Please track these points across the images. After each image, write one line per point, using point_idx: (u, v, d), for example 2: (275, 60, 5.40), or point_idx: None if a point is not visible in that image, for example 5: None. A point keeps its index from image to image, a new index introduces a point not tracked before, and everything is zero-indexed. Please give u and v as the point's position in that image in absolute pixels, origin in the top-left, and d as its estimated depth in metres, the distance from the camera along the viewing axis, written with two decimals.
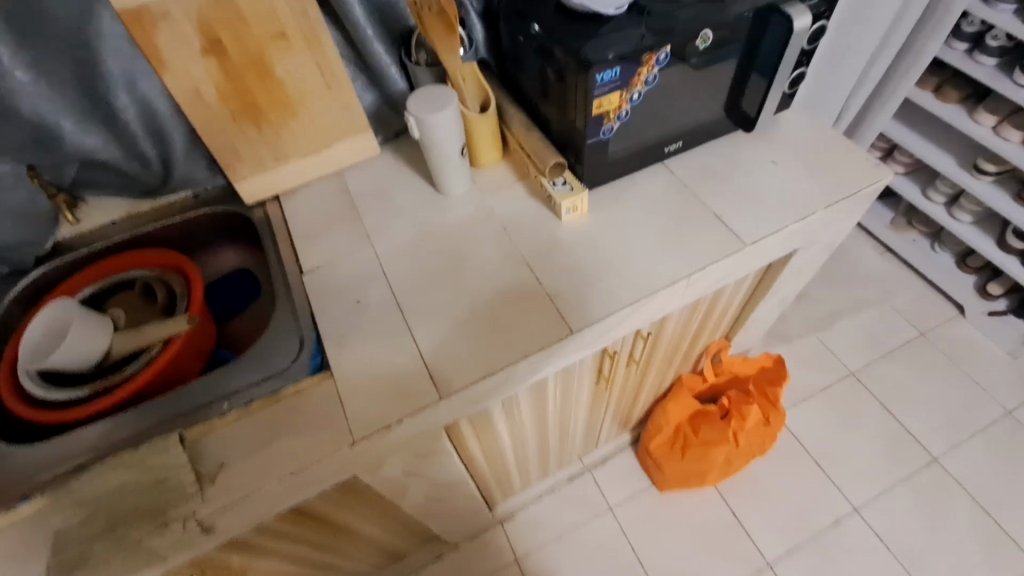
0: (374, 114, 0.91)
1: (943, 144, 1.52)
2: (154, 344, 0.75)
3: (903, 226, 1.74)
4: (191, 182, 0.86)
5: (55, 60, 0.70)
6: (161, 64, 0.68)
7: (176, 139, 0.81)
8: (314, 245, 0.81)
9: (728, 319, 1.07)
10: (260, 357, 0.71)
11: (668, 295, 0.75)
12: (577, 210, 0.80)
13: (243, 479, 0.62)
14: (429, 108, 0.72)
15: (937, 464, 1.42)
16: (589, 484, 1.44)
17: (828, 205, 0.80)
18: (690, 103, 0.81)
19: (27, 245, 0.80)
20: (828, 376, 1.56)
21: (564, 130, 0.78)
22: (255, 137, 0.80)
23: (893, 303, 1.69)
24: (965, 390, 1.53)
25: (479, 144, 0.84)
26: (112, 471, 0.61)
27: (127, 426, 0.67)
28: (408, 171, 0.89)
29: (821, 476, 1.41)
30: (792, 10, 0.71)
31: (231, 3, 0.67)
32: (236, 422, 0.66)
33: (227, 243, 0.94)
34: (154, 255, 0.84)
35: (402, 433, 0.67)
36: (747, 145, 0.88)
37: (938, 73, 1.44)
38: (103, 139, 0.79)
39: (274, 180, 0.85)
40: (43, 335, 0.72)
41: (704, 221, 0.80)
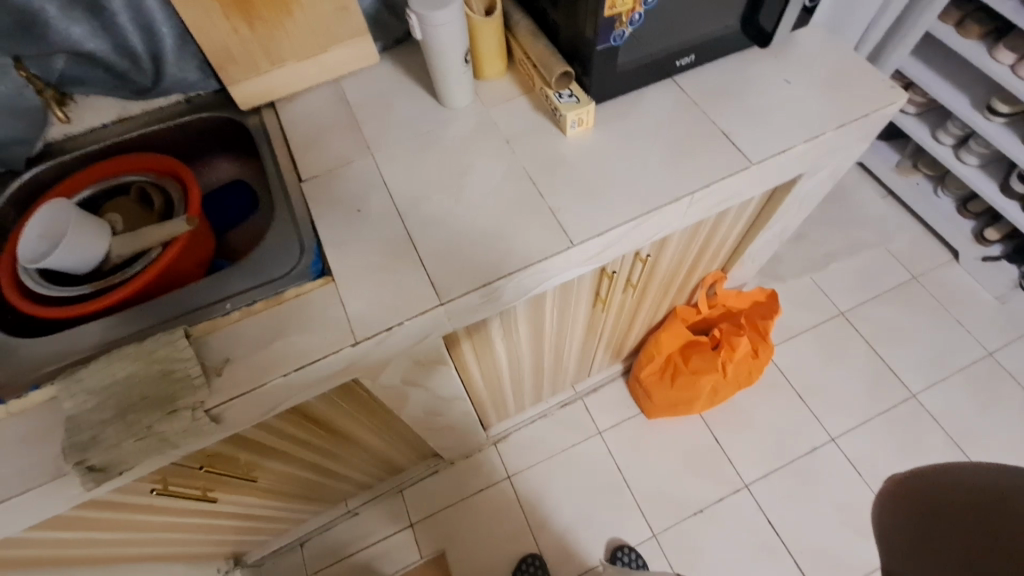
0: (373, 18, 0.87)
1: (958, 82, 1.47)
2: (155, 246, 0.75)
3: (908, 169, 1.72)
4: (184, 85, 0.83)
5: None
6: None
7: (166, 34, 0.77)
8: (312, 153, 0.79)
9: (727, 248, 1.08)
10: (257, 263, 0.71)
11: (669, 213, 0.75)
12: (583, 123, 0.78)
13: (247, 373, 0.64)
14: (432, 6, 0.68)
15: (914, 400, 1.48)
16: (580, 409, 1.50)
17: (837, 127, 0.79)
18: (704, 14, 0.77)
19: (18, 143, 0.78)
20: (818, 316, 1.59)
21: (573, 38, 0.75)
22: (248, 36, 0.76)
23: (889, 246, 1.69)
24: (949, 331, 1.57)
25: (483, 53, 0.80)
26: (117, 363, 0.61)
27: (132, 324, 0.67)
28: (409, 81, 0.86)
29: (803, 408, 1.47)
30: None
31: None
32: (241, 321, 0.67)
33: (222, 153, 0.92)
34: (150, 159, 0.82)
35: (403, 337, 0.68)
36: (761, 64, 0.85)
37: (962, 5, 1.37)
38: (91, 32, 0.74)
39: (270, 86, 0.82)
40: (41, 236, 0.71)
41: (711, 140, 0.78)
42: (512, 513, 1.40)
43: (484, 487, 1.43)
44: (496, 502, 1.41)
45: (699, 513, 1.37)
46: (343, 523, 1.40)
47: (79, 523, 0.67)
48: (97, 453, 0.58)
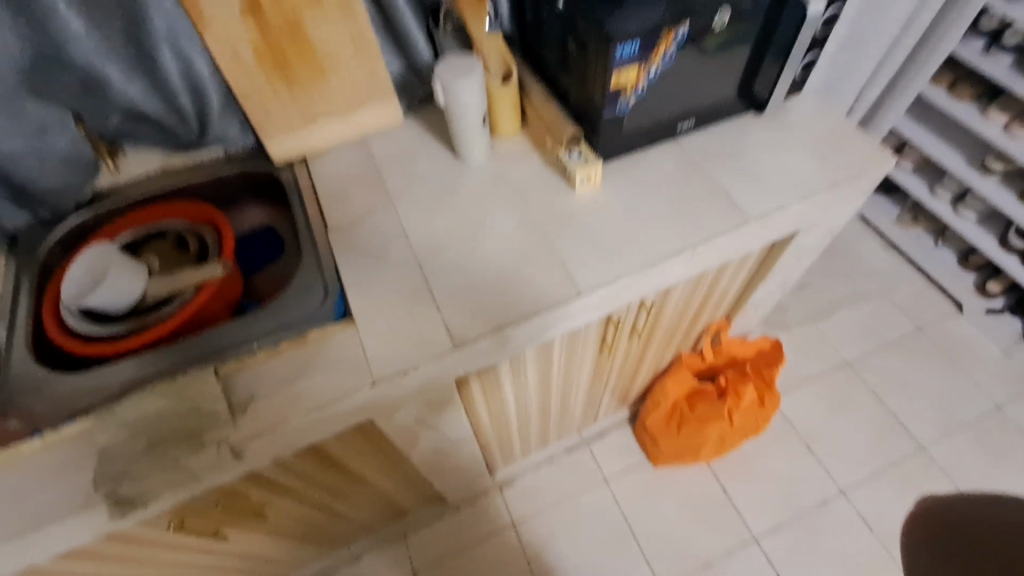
0: (400, 81, 0.94)
1: (951, 142, 1.54)
2: (189, 288, 0.80)
3: (907, 223, 1.77)
4: (224, 140, 0.90)
5: (105, 14, 0.72)
6: (202, 23, 0.72)
7: (213, 96, 0.84)
8: (338, 203, 0.85)
9: (730, 297, 1.12)
10: (284, 305, 0.75)
11: (673, 265, 0.79)
12: (591, 181, 0.83)
13: (270, 411, 0.67)
14: (456, 76, 0.76)
15: (925, 452, 1.47)
16: (586, 455, 1.50)
17: (831, 188, 0.84)
18: (704, 83, 0.84)
19: (69, 191, 0.84)
20: (825, 365, 1.60)
21: (583, 104, 0.82)
22: (286, 97, 0.84)
23: (893, 297, 1.72)
24: (957, 383, 1.57)
25: (500, 115, 0.87)
26: (149, 398, 0.66)
27: (164, 361, 0.71)
28: (430, 138, 0.93)
29: (811, 458, 1.46)
30: None
31: None
32: (266, 361, 0.71)
33: (254, 200, 0.97)
34: (188, 205, 0.88)
35: (417, 379, 0.71)
36: (758, 128, 0.91)
37: (952, 70, 1.45)
38: (147, 93, 0.82)
39: (303, 142, 0.89)
40: (84, 275, 0.78)
41: (712, 197, 0.83)
42: (516, 562, 1.38)
43: (488, 534, 1.41)
44: (500, 549, 1.39)
45: (707, 567, 1.35)
46: (344, 568, 1.38)
47: (96, 557, 0.69)
48: (128, 482, 0.62)
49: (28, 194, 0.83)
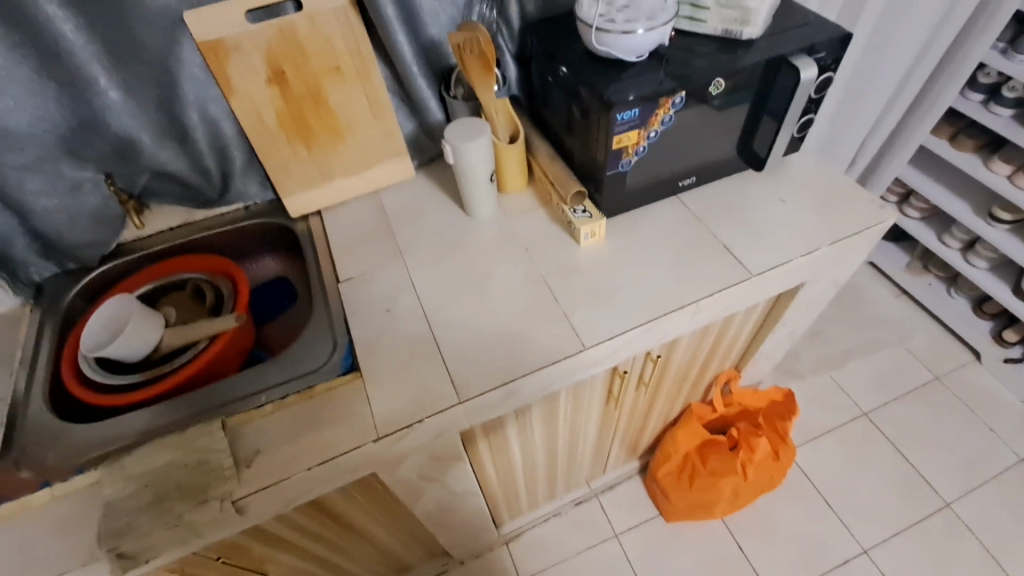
0: (412, 140, 0.98)
1: (956, 191, 1.55)
2: (202, 339, 0.82)
3: (918, 270, 1.76)
4: (245, 196, 0.94)
5: (142, 84, 0.78)
6: (231, 90, 0.78)
7: (236, 156, 0.89)
8: (350, 256, 0.88)
9: (739, 348, 1.11)
10: (293, 359, 0.77)
11: (677, 319, 0.80)
12: (595, 235, 0.86)
13: (274, 465, 0.67)
14: (464, 138, 0.80)
15: (950, 509, 1.41)
16: (596, 508, 1.46)
17: (833, 242, 0.85)
18: (704, 142, 0.87)
19: (95, 245, 0.88)
20: (840, 415, 1.56)
21: (586, 163, 0.85)
22: (305, 157, 0.88)
23: (908, 345, 1.69)
24: (980, 436, 1.52)
25: (507, 172, 0.91)
26: (158, 451, 0.67)
27: (174, 413, 0.73)
28: (440, 194, 0.96)
29: (830, 515, 1.41)
30: (799, 62, 0.76)
31: (296, 38, 0.77)
32: (273, 413, 0.72)
33: (270, 252, 1.01)
34: (206, 259, 0.91)
35: (421, 434, 0.72)
36: (759, 184, 0.93)
37: (952, 123, 1.48)
38: (175, 154, 0.87)
39: (318, 197, 0.93)
40: (103, 327, 0.80)
41: (715, 252, 0.85)
42: None
43: None
44: None
45: None
46: None
47: None
48: (131, 539, 0.61)
49: (57, 248, 0.87)
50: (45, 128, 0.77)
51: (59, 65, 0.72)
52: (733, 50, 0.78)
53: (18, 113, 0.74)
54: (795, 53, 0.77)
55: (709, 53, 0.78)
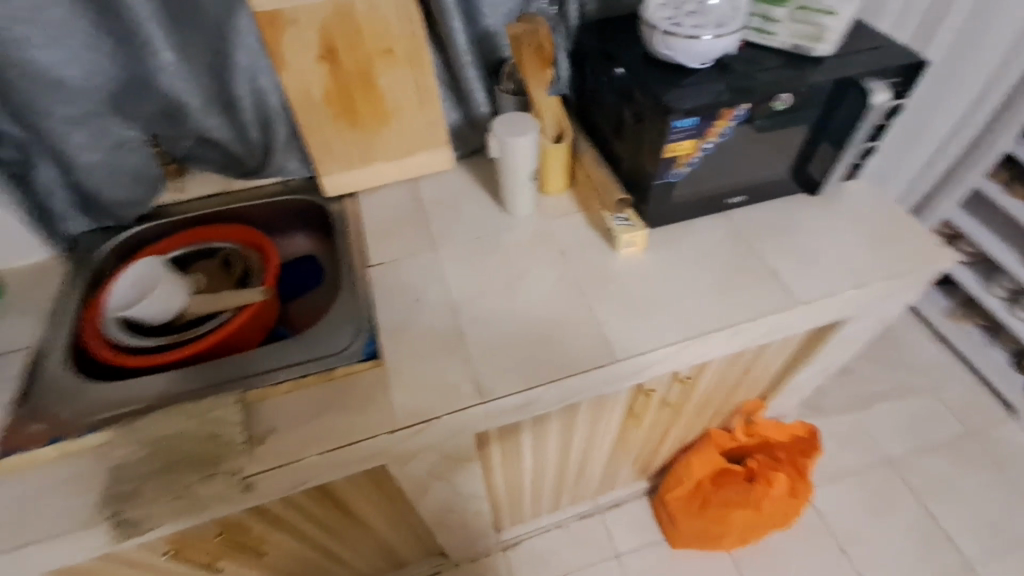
0: (456, 131, 0.97)
1: (1010, 239, 1.48)
2: (229, 309, 0.82)
3: (959, 317, 1.69)
4: (283, 171, 0.93)
5: (196, 48, 0.78)
6: (282, 64, 0.77)
7: (280, 130, 0.88)
8: (382, 242, 0.86)
9: (768, 377, 1.07)
10: (314, 339, 0.75)
11: (712, 341, 0.76)
12: (635, 245, 0.83)
13: (286, 447, 0.65)
14: (511, 133, 0.78)
15: (971, 570, 1.34)
16: (599, 525, 1.42)
17: (885, 279, 0.81)
18: (759, 160, 0.83)
19: (133, 205, 0.88)
20: (863, 459, 1.50)
21: (633, 170, 0.82)
22: (348, 138, 0.87)
23: (941, 394, 1.62)
24: (1011, 498, 1.44)
25: (549, 172, 0.88)
26: (170, 418, 0.66)
27: (191, 381, 0.72)
28: (478, 187, 0.94)
29: (844, 562, 1.35)
30: (871, 85, 0.72)
31: (352, 16, 0.76)
32: (290, 392, 0.70)
33: (303, 229, 0.99)
34: (238, 229, 0.91)
35: (439, 431, 0.69)
36: (810, 209, 0.89)
37: (1013, 167, 1.41)
38: (221, 123, 0.86)
39: (356, 180, 0.92)
40: (131, 287, 0.82)
41: (758, 276, 0.81)
42: None
43: None
44: None
45: None
46: None
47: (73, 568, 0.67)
48: (136, 505, 0.61)
49: (95, 204, 0.87)
50: (97, 82, 0.77)
51: (118, 21, 0.73)
52: (801, 66, 0.74)
53: (73, 65, 0.74)
54: (868, 76, 0.73)
55: (776, 67, 0.74)
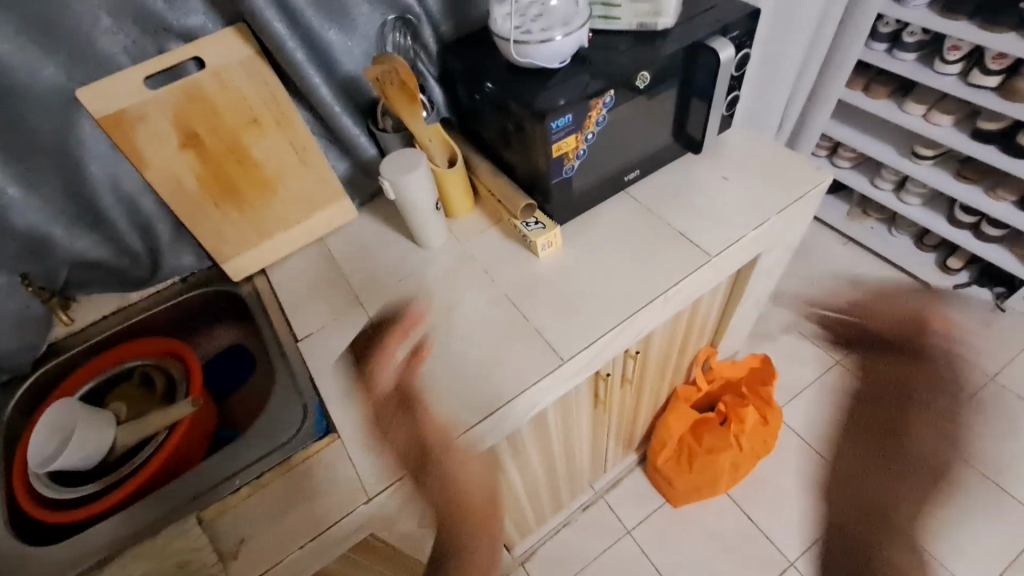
0: (349, 181, 0.95)
1: (880, 137, 1.63)
2: (162, 430, 0.77)
3: (859, 216, 1.84)
4: (180, 270, 0.88)
5: (45, 171, 0.72)
6: (142, 161, 0.73)
7: (163, 230, 0.84)
8: (305, 312, 0.84)
9: (711, 325, 1.13)
10: (260, 435, 0.73)
11: (648, 314, 0.79)
12: (552, 244, 0.84)
13: (263, 553, 0.63)
14: (401, 171, 0.77)
15: (933, 438, 1.47)
16: (603, 509, 1.44)
17: (781, 210, 0.87)
18: (641, 135, 0.87)
19: (26, 351, 0.81)
20: (817, 368, 1.61)
21: (530, 173, 0.83)
22: (237, 218, 0.83)
23: (865, 289, 1.76)
24: (946, 362, 1.59)
25: (451, 197, 0.88)
26: (133, 563, 0.63)
27: (141, 518, 0.67)
28: (387, 229, 0.93)
29: (828, 467, 1.44)
30: (716, 44, 0.77)
31: (204, 96, 0.72)
32: (250, 497, 0.67)
33: (218, 321, 0.94)
34: (151, 342, 0.84)
35: (416, 482, 0.69)
36: (700, 165, 0.94)
37: (864, 74, 1.55)
38: (96, 241, 0.81)
39: (260, 257, 0.88)
40: (46, 439, 0.73)
41: (672, 239, 0.85)
42: None
43: None
44: None
45: None
46: None
47: None
48: None
49: None
50: None
51: None
52: (651, 42, 0.78)
53: None
54: (711, 35, 0.78)
55: (629, 48, 0.78)
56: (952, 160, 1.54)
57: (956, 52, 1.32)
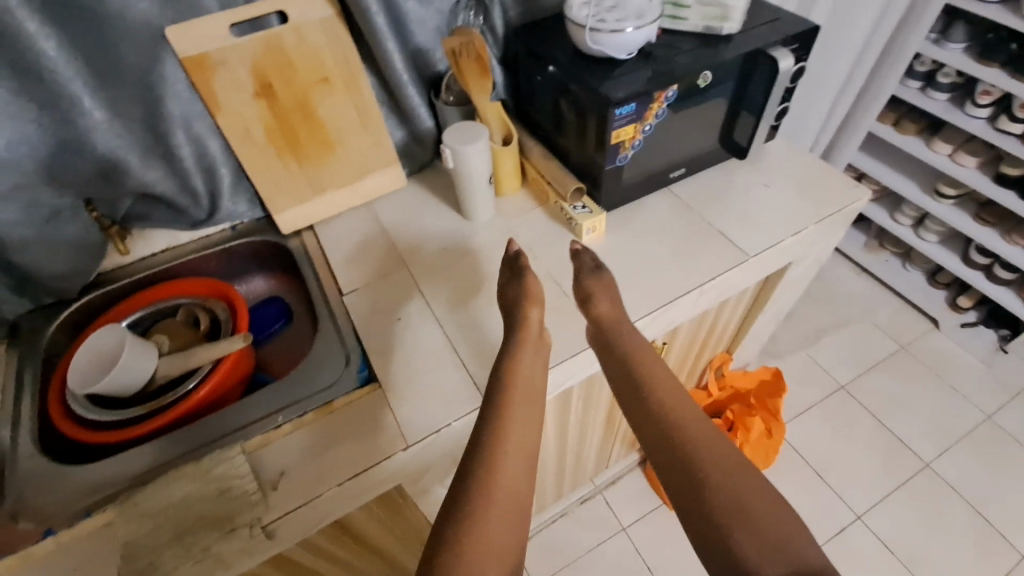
0: (403, 149, 0.97)
1: (906, 171, 1.66)
2: (205, 364, 0.78)
3: (876, 248, 1.87)
4: (233, 216, 0.91)
5: (127, 102, 0.74)
6: (216, 106, 0.76)
7: (224, 173, 0.86)
8: (350, 268, 0.86)
9: (730, 332, 1.15)
10: (301, 379, 0.75)
11: (683, 304, 0.82)
12: (596, 230, 0.88)
13: (302, 487, 0.65)
14: (462, 141, 0.81)
15: (929, 469, 1.49)
16: (600, 505, 1.47)
17: (818, 221, 0.90)
18: (691, 135, 0.90)
19: (78, 274, 0.83)
20: (821, 390, 1.64)
21: (583, 160, 0.86)
22: (295, 171, 0.86)
23: (874, 319, 1.79)
24: (947, 397, 1.62)
25: (502, 174, 0.91)
26: (174, 483, 0.64)
27: (182, 445, 0.70)
28: (434, 200, 0.96)
29: (823, 486, 1.47)
30: (777, 53, 0.80)
31: (283, 51, 0.76)
32: (291, 433, 0.70)
33: (259, 271, 0.98)
34: (197, 282, 0.88)
35: (450, 438, 0.71)
36: (741, 172, 0.97)
37: (897, 108, 1.58)
38: (163, 174, 0.82)
39: (311, 212, 0.91)
40: (91, 362, 0.75)
41: (711, 238, 0.88)
42: None
43: None
44: None
45: None
46: None
47: None
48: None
49: (33, 282, 0.80)
50: (23, 151, 0.71)
51: (38, 85, 0.68)
52: (714, 45, 0.82)
53: None
54: (771, 45, 0.82)
55: (692, 49, 0.81)
56: (972, 202, 1.57)
57: (986, 97, 1.35)
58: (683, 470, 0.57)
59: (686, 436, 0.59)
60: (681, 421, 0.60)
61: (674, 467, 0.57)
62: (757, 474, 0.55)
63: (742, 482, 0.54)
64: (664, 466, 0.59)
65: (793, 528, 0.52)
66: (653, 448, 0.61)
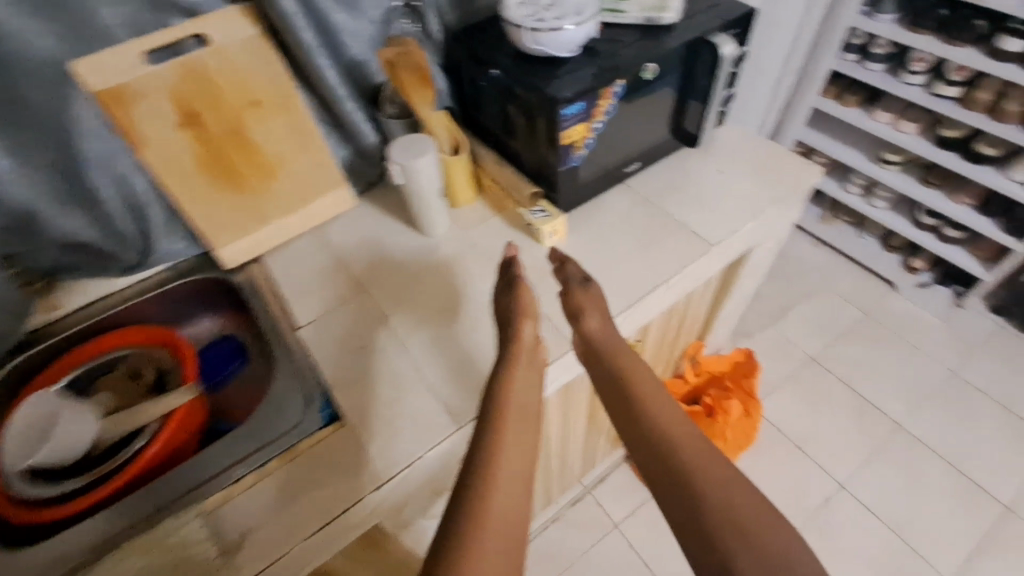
0: (349, 167, 0.94)
1: (851, 143, 1.71)
2: (153, 422, 0.73)
3: (830, 219, 1.92)
4: (171, 256, 0.86)
5: (36, 146, 0.69)
6: (139, 140, 0.69)
7: (155, 212, 0.81)
8: (305, 298, 0.83)
9: (701, 319, 1.15)
10: (259, 425, 0.69)
11: (652, 300, 0.81)
12: (557, 233, 0.85)
13: (269, 543, 0.61)
14: (411, 155, 0.77)
15: (902, 429, 1.54)
16: (591, 505, 1.45)
17: (775, 203, 0.91)
18: (643, 128, 0.89)
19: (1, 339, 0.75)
20: (793, 364, 1.66)
21: (536, 163, 0.84)
22: (234, 202, 0.81)
23: (837, 288, 1.83)
24: (912, 357, 1.67)
25: (455, 184, 0.88)
26: (128, 556, 0.60)
27: (134, 513, 0.64)
28: (388, 218, 0.92)
29: (805, 459, 1.49)
30: (717, 40, 0.80)
31: (207, 74, 0.69)
32: (252, 486, 0.65)
33: (205, 309, 0.90)
34: (137, 330, 0.80)
35: (425, 468, 0.68)
36: (695, 160, 0.97)
37: (837, 82, 1.62)
38: (85, 222, 0.77)
39: (255, 243, 0.86)
40: (25, 431, 0.70)
41: (673, 230, 0.87)
42: None
43: None
44: None
45: None
46: None
47: None
48: None
49: None
50: None
51: None
52: (656, 36, 0.80)
53: None
54: (712, 32, 0.81)
55: (634, 41, 0.79)
56: (916, 167, 1.63)
57: (921, 63, 1.39)
58: (670, 469, 0.56)
59: (669, 438, 0.59)
60: (661, 420, 0.60)
61: (661, 476, 0.57)
62: (745, 480, 0.54)
63: (722, 479, 0.54)
64: (651, 476, 0.58)
65: (778, 524, 0.51)
66: (640, 458, 0.60)
